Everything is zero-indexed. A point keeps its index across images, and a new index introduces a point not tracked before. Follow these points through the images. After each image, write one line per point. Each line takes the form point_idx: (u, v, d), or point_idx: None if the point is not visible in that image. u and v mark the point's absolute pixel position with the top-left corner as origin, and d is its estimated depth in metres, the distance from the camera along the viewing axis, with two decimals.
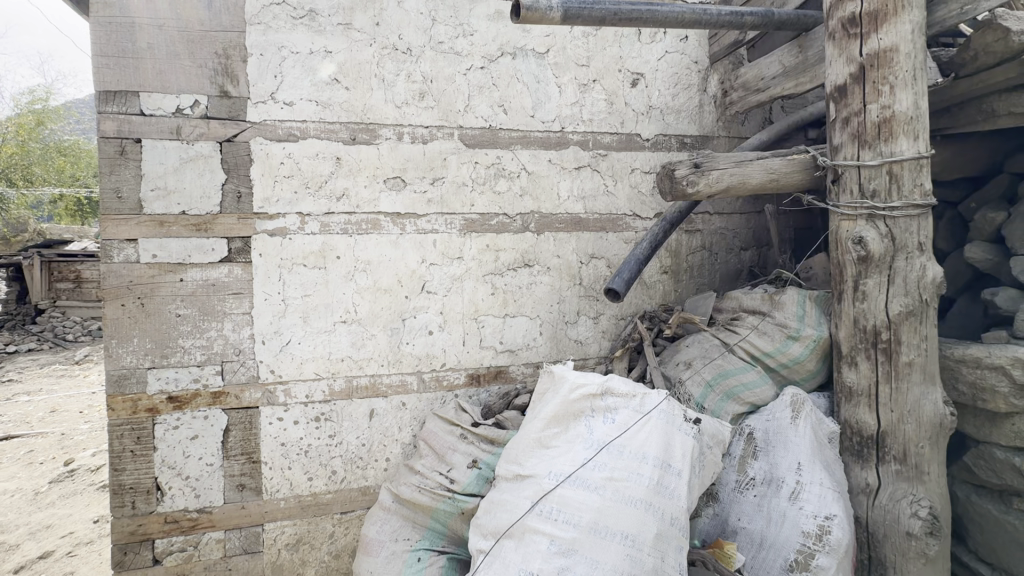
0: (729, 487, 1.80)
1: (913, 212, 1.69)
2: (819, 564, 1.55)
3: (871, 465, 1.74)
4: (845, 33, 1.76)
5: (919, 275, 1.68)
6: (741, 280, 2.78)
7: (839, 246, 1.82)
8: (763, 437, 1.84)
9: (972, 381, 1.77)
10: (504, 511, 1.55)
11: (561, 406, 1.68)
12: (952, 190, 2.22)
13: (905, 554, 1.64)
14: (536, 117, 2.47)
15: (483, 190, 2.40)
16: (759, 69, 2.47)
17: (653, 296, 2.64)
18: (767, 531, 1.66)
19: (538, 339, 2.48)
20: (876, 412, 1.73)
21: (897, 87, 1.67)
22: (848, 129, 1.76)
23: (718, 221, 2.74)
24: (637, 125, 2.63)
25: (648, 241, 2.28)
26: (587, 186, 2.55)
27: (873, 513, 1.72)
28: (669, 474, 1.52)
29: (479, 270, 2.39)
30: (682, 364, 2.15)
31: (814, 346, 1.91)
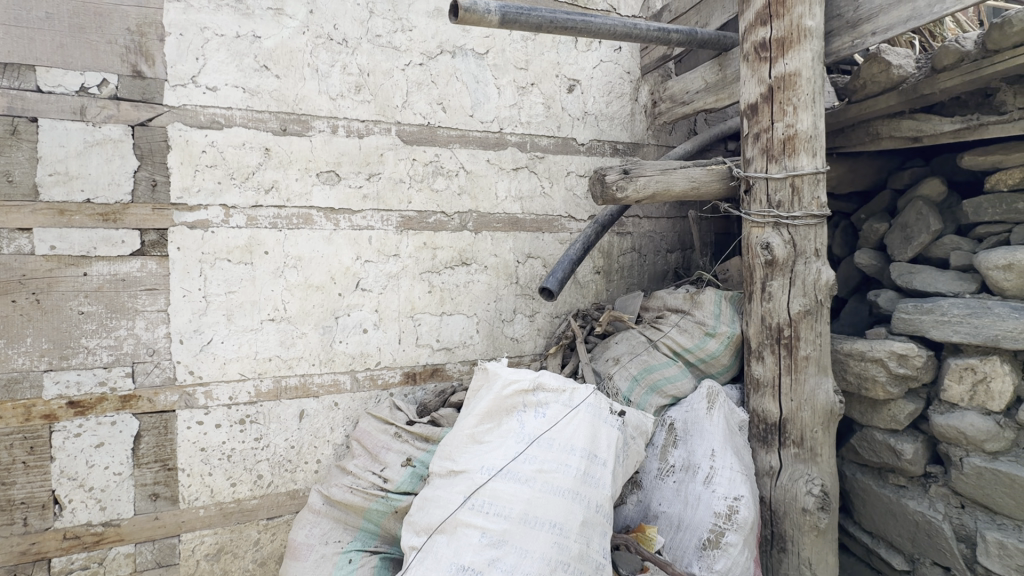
0: (651, 474, 1.93)
1: (811, 221, 1.87)
2: (728, 541, 1.70)
3: (774, 449, 1.92)
4: (757, 56, 1.94)
5: (815, 278, 1.86)
6: (667, 280, 2.96)
7: (750, 250, 1.99)
8: (682, 427, 1.97)
9: (858, 372, 2.00)
10: (436, 507, 1.57)
11: (493, 402, 1.71)
12: (846, 202, 2.50)
13: (801, 527, 1.83)
14: (474, 116, 2.50)
15: (421, 188, 2.39)
16: (685, 83, 2.64)
17: (587, 295, 2.75)
18: (684, 514, 1.80)
19: (475, 337, 2.51)
20: (778, 401, 1.92)
21: (799, 108, 1.85)
22: (759, 144, 1.94)
23: (647, 224, 2.90)
24: (573, 130, 2.72)
25: (581, 242, 2.38)
26: (525, 187, 2.60)
27: (776, 492, 1.90)
28: (595, 464, 1.60)
29: (416, 268, 2.38)
30: (611, 360, 2.27)
31: (728, 342, 2.09)
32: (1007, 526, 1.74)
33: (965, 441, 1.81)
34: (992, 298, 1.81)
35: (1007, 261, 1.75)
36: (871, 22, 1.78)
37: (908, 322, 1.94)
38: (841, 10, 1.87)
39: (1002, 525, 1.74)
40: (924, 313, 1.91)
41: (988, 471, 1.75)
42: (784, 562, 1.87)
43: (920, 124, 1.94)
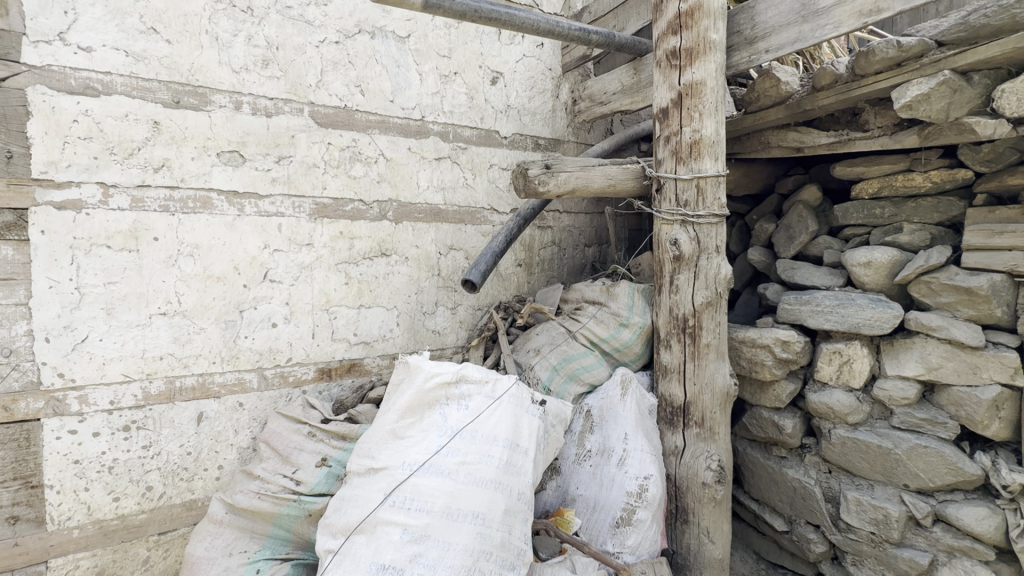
0: (569, 460, 2.01)
1: (713, 220, 2.03)
2: (639, 518, 1.81)
3: (679, 430, 2.08)
4: (668, 63, 2.06)
5: (716, 272, 2.02)
6: (585, 273, 3.09)
7: (660, 245, 2.13)
8: (598, 413, 2.07)
9: (749, 357, 2.22)
10: (355, 507, 1.52)
11: (415, 396, 1.68)
12: (741, 204, 2.75)
13: (701, 500, 2.00)
14: (395, 102, 2.41)
15: (337, 173, 2.26)
16: (603, 84, 2.74)
17: (508, 287, 2.78)
18: (600, 495, 1.90)
19: (395, 330, 2.44)
20: (683, 385, 2.07)
21: (704, 115, 1.99)
22: (669, 146, 2.07)
23: (566, 219, 2.99)
24: (496, 123, 2.72)
25: (503, 235, 2.39)
26: (447, 177, 2.57)
27: (680, 469, 2.06)
28: (517, 453, 1.63)
29: (332, 259, 2.26)
30: (532, 351, 2.32)
31: (639, 331, 2.22)
32: (864, 485, 2.03)
33: (833, 414, 2.09)
34: (855, 291, 2.08)
35: (867, 259, 2.02)
36: (764, 41, 1.96)
37: (791, 312, 2.19)
38: (740, 27, 2.03)
39: (860, 485, 2.03)
40: (803, 304, 2.16)
41: (850, 439, 2.03)
42: (687, 533, 2.03)
43: (803, 136, 2.18)
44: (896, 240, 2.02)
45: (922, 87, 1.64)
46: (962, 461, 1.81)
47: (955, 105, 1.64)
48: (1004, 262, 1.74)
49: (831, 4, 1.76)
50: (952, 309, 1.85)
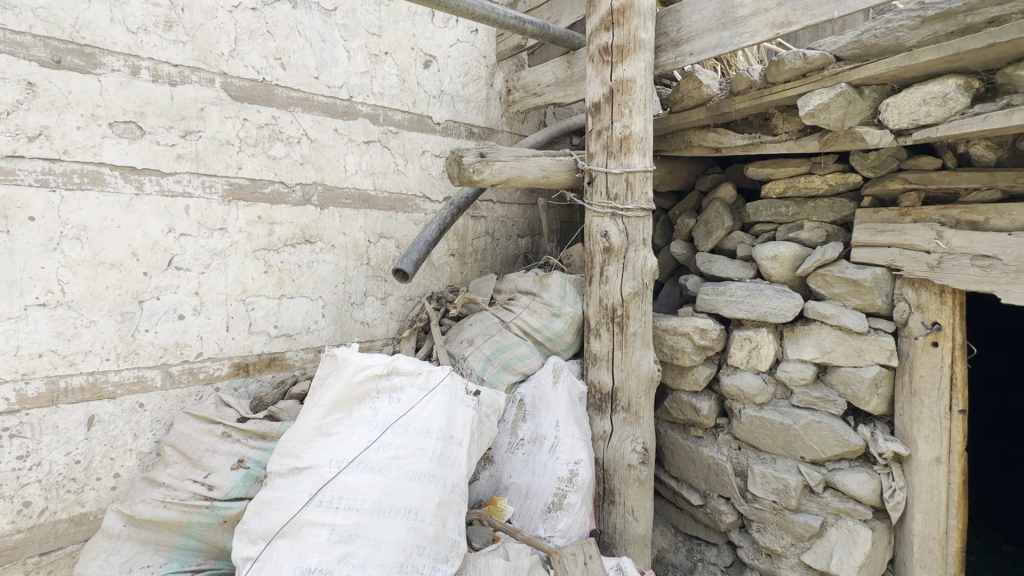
0: (502, 449, 2.03)
1: (641, 214, 2.11)
2: (569, 502, 1.86)
3: (607, 415, 2.16)
4: (601, 59, 2.11)
5: (643, 264, 2.11)
6: (518, 264, 3.12)
7: (591, 237, 2.18)
8: (531, 401, 2.11)
9: (671, 344, 2.36)
10: (277, 510, 1.43)
11: (343, 390, 1.60)
12: (665, 199, 2.90)
13: (627, 481, 2.09)
14: (320, 79, 2.26)
15: (255, 152, 2.09)
16: (537, 76, 2.75)
17: (441, 277, 2.74)
18: (532, 482, 1.93)
19: (320, 322, 2.31)
20: (611, 372, 2.15)
21: (634, 112, 2.06)
22: (601, 140, 2.12)
23: (499, 209, 3.00)
24: (428, 108, 2.65)
25: (436, 224, 2.33)
26: (377, 162, 2.46)
27: (608, 453, 2.14)
28: (451, 445, 1.61)
29: (248, 246, 2.09)
30: (465, 342, 2.30)
31: (571, 321, 2.28)
32: (768, 459, 2.23)
33: (743, 395, 2.27)
34: (764, 282, 2.26)
35: (774, 253, 2.20)
36: (689, 43, 2.05)
37: (708, 302, 2.34)
38: (667, 29, 2.11)
39: (764, 459, 2.23)
40: (719, 294, 2.32)
41: (758, 418, 2.22)
42: (613, 513, 2.12)
43: (720, 137, 2.31)
44: (798, 237, 2.22)
45: (823, 97, 1.80)
46: (848, 433, 2.04)
47: (849, 115, 1.82)
48: (885, 258, 1.97)
49: (748, 13, 1.87)
50: (843, 299, 2.06)
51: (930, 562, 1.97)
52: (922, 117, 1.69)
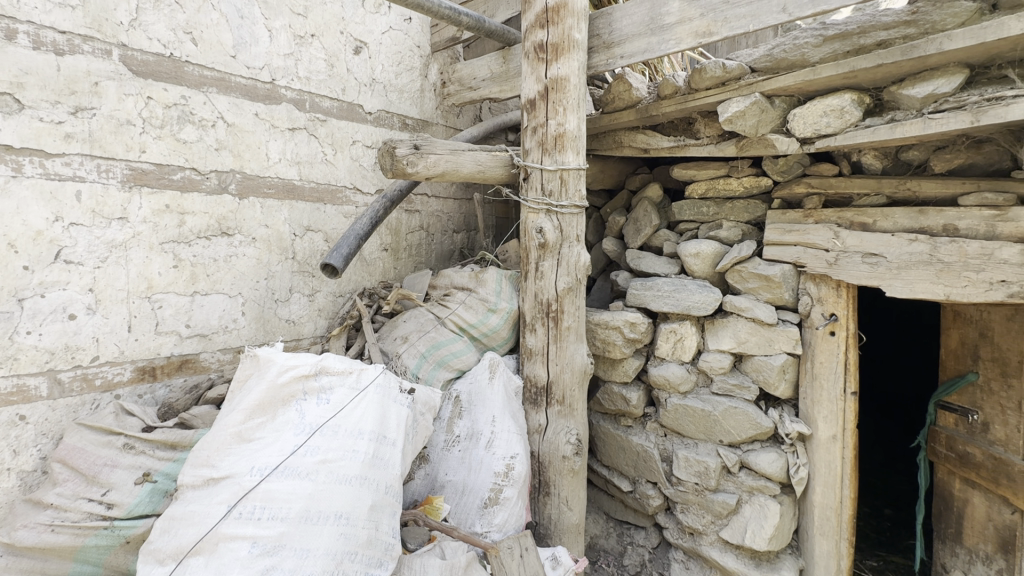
0: (438, 447, 2.00)
1: (575, 211, 2.15)
2: (506, 496, 1.87)
3: (542, 409, 2.19)
4: (536, 56, 2.12)
5: (576, 260, 2.15)
6: (453, 260, 3.09)
7: (527, 233, 2.20)
8: (467, 397, 2.09)
9: (603, 338, 2.44)
10: (190, 526, 1.32)
11: (266, 392, 1.50)
12: (597, 198, 3.00)
13: (561, 472, 2.14)
14: (237, 58, 2.10)
15: (161, 134, 1.90)
16: (472, 69, 2.72)
17: (373, 273, 2.66)
18: (468, 479, 1.92)
19: (240, 321, 2.15)
20: (546, 366, 2.18)
21: (568, 110, 2.09)
22: (536, 137, 2.14)
23: (434, 204, 2.95)
24: (359, 96, 2.55)
25: (367, 217, 2.24)
26: (303, 151, 2.33)
27: (543, 445, 2.18)
28: (384, 445, 1.56)
29: (154, 237, 1.90)
30: (399, 339, 2.25)
31: (506, 316, 2.28)
32: (690, 444, 2.37)
33: (668, 385, 2.39)
34: (687, 278, 2.40)
35: (696, 251, 2.34)
36: (620, 47, 2.12)
37: (637, 297, 2.45)
38: (599, 31, 2.17)
39: (688, 444, 2.37)
40: (647, 289, 2.43)
41: (682, 406, 2.35)
42: (548, 504, 2.16)
43: (648, 139, 2.41)
44: (717, 236, 2.38)
45: (740, 105, 1.93)
46: (760, 416, 2.22)
47: (762, 123, 1.96)
48: (793, 255, 2.15)
49: (674, 21, 1.96)
50: (756, 293, 2.23)
51: (828, 530, 2.19)
52: (823, 127, 1.87)
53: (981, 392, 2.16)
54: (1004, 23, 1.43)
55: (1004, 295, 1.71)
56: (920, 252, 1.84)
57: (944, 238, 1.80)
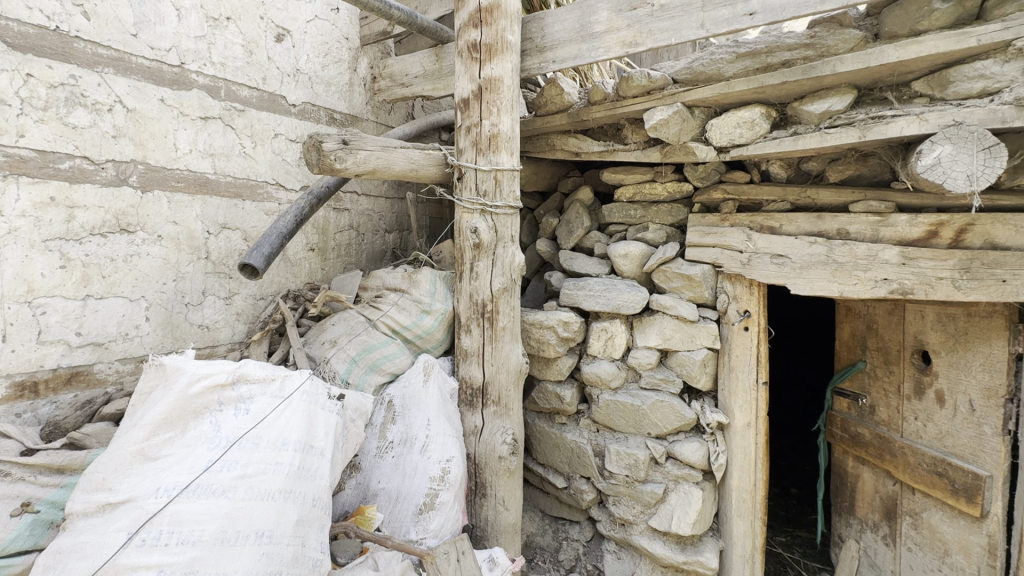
0: (370, 454, 1.93)
1: (509, 211, 2.15)
2: (442, 501, 1.82)
3: (478, 410, 2.18)
4: (469, 55, 2.11)
5: (511, 260, 2.15)
6: (385, 260, 3.02)
7: (461, 233, 2.18)
8: (401, 402, 2.04)
9: (537, 337, 2.48)
10: (81, 559, 1.17)
11: (175, 405, 1.38)
12: (531, 199, 3.05)
13: (498, 472, 2.14)
14: (139, 37, 1.90)
15: (44, 117, 1.69)
16: (404, 65, 2.65)
17: (299, 274, 2.53)
18: (402, 486, 1.86)
19: (143, 327, 1.96)
20: (482, 367, 2.17)
21: (501, 111, 2.10)
22: (470, 137, 2.13)
23: (365, 203, 2.86)
24: (282, 87, 2.40)
25: (291, 214, 2.11)
26: (217, 142, 2.16)
27: (480, 447, 2.16)
28: (311, 455, 1.47)
29: (35, 234, 1.68)
30: (327, 343, 2.16)
31: (442, 318, 2.24)
32: (621, 438, 2.46)
33: (600, 381, 2.47)
34: (617, 278, 2.49)
35: (625, 251, 2.43)
36: (552, 51, 2.16)
37: (570, 297, 2.51)
38: (532, 34, 2.19)
39: (618, 438, 2.46)
40: (580, 289, 2.49)
41: (613, 401, 2.43)
42: (485, 506, 2.15)
43: (580, 143, 2.47)
44: (645, 237, 2.48)
45: (664, 113, 2.03)
46: (684, 408, 2.34)
47: (683, 131, 2.07)
48: (712, 256, 2.30)
49: (603, 29, 2.02)
50: (679, 292, 2.36)
51: (745, 511, 2.35)
52: (737, 138, 2.01)
53: (869, 377, 2.42)
54: (885, 51, 1.62)
55: (886, 291, 1.93)
56: (819, 254, 2.04)
57: (838, 241, 2.01)
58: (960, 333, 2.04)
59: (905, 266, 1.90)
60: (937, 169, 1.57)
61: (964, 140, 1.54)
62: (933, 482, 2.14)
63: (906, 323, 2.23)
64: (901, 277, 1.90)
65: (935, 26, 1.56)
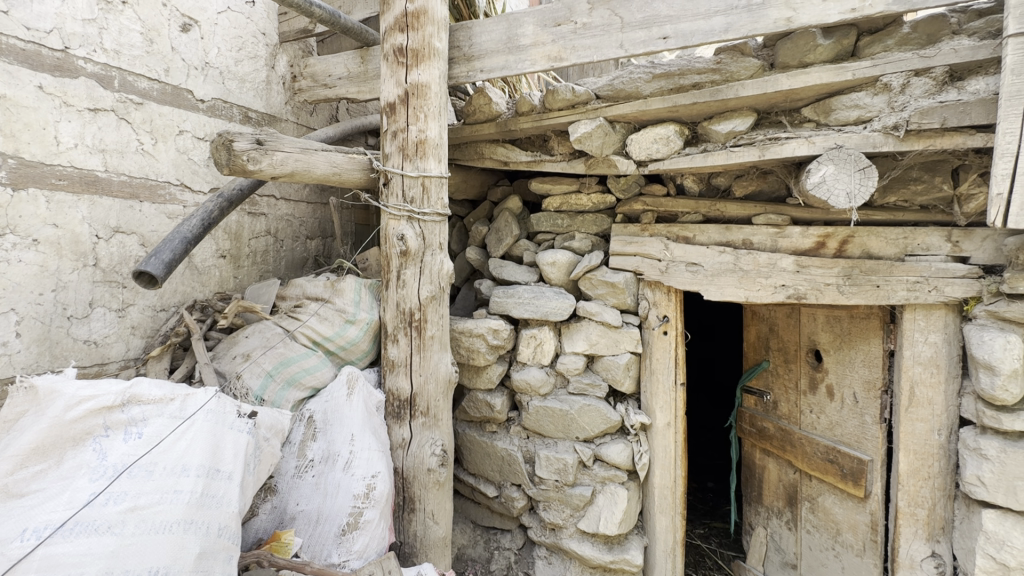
0: (288, 475, 1.80)
1: (438, 219, 2.12)
2: (366, 519, 1.73)
3: (405, 422, 2.11)
4: (395, 59, 2.07)
5: (439, 268, 2.11)
6: (307, 268, 2.88)
7: (387, 240, 2.11)
8: (322, 417, 1.93)
9: (467, 346, 2.46)
10: None
11: (50, 432, 1.23)
12: (460, 207, 3.05)
13: (426, 485, 2.09)
14: (12, 15, 1.68)
15: None
16: (327, 65, 2.54)
17: (207, 283, 2.34)
18: (323, 506, 1.75)
19: (13, 344, 1.71)
20: (409, 378, 2.11)
21: (429, 117, 2.07)
22: (397, 142, 2.08)
23: (284, 207, 2.71)
24: (188, 81, 2.22)
25: (197, 218, 1.94)
26: (109, 137, 1.95)
27: (407, 460, 2.10)
28: (217, 480, 1.35)
29: None
30: (239, 357, 2.02)
31: (367, 328, 2.16)
32: (551, 443, 2.49)
33: (530, 388, 2.49)
34: (545, 285, 2.53)
35: (553, 260, 2.49)
36: (480, 61, 2.17)
37: (500, 304, 2.52)
38: (460, 42, 2.19)
39: (548, 444, 2.49)
40: (509, 297, 2.51)
41: (542, 407, 2.46)
42: (413, 522, 2.09)
43: (508, 152, 2.50)
44: (571, 246, 2.56)
45: (588, 127, 2.11)
46: (610, 411, 2.42)
47: (606, 144, 2.16)
48: (633, 265, 2.40)
49: (529, 43, 2.07)
50: (604, 299, 2.45)
51: (667, 507, 2.47)
52: (654, 153, 2.13)
53: (771, 375, 2.65)
54: (779, 79, 1.79)
55: (784, 296, 2.13)
56: (727, 262, 2.21)
57: (743, 250, 2.19)
58: (845, 333, 2.28)
59: (799, 273, 2.10)
60: (823, 187, 1.75)
61: (843, 161, 1.74)
62: (826, 469, 2.36)
63: (801, 324, 2.47)
64: (796, 283, 2.11)
65: (820, 60, 1.76)
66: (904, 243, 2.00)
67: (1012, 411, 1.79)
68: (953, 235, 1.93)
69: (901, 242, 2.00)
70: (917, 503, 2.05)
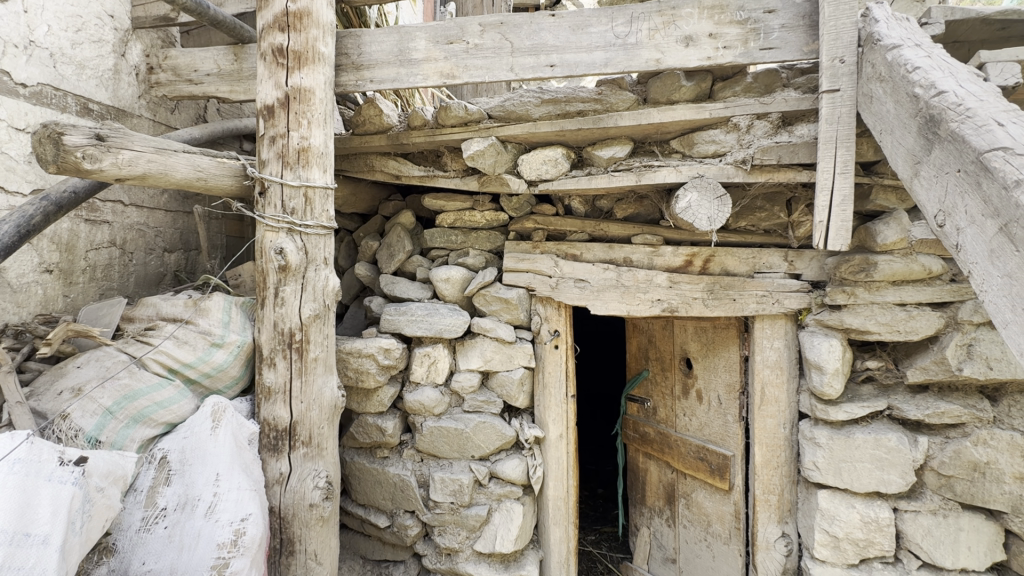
0: (131, 529, 1.52)
1: (322, 232, 1.98)
2: (233, 571, 1.50)
3: (283, 455, 1.91)
4: (274, 60, 1.93)
5: (324, 284, 1.97)
6: (164, 285, 2.54)
7: (263, 254, 1.92)
8: (178, 458, 1.66)
9: (355, 368, 2.31)
10: None
11: None
12: (349, 221, 2.91)
13: (308, 523, 1.90)
14: None
15: None
16: (193, 59, 2.27)
17: (25, 304, 1.93)
18: (177, 563, 1.48)
19: None
20: (288, 406, 1.91)
21: (312, 124, 1.94)
22: (275, 148, 1.92)
23: (134, 214, 2.36)
24: (3, 59, 1.84)
25: (12, 225, 1.60)
26: None
27: (285, 497, 1.89)
28: (23, 548, 1.10)
29: None
30: (66, 392, 1.68)
31: (237, 352, 1.93)
32: (445, 464, 2.42)
33: (424, 409, 2.41)
34: (439, 302, 2.49)
35: (446, 276, 2.46)
36: (369, 70, 2.10)
37: (391, 322, 2.42)
38: (348, 49, 2.10)
39: (443, 465, 2.42)
40: (401, 314, 2.42)
41: (437, 428, 2.39)
42: (292, 565, 1.88)
43: (400, 166, 2.43)
44: (465, 262, 2.55)
45: (480, 145, 2.14)
46: (505, 427, 2.42)
47: (498, 163, 2.20)
48: (525, 281, 2.46)
49: (421, 57, 2.05)
50: (498, 315, 2.47)
51: (560, 518, 2.52)
52: (544, 174, 2.21)
53: (650, 383, 2.87)
54: (651, 113, 1.98)
55: (659, 309, 2.33)
56: (610, 278, 2.37)
57: (624, 268, 2.36)
58: (709, 342, 2.56)
59: (672, 288, 2.31)
60: (689, 211, 1.95)
61: (705, 189, 1.95)
62: (698, 466, 2.60)
63: (675, 335, 2.72)
64: (669, 298, 2.32)
65: (684, 98, 1.98)
66: (753, 262, 2.30)
67: (837, 404, 2.13)
68: (788, 255, 2.27)
69: (750, 261, 2.30)
70: (770, 490, 2.33)
